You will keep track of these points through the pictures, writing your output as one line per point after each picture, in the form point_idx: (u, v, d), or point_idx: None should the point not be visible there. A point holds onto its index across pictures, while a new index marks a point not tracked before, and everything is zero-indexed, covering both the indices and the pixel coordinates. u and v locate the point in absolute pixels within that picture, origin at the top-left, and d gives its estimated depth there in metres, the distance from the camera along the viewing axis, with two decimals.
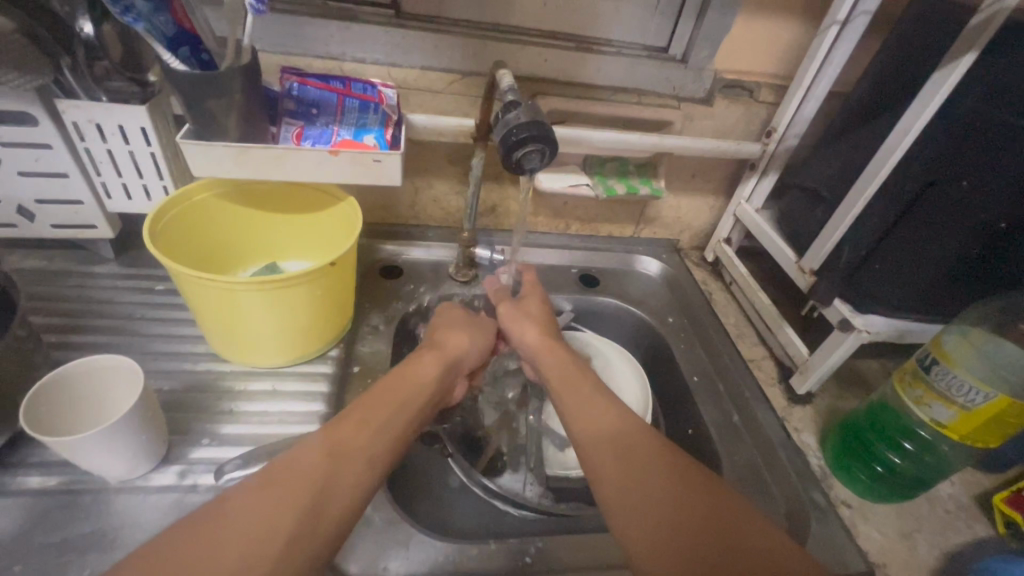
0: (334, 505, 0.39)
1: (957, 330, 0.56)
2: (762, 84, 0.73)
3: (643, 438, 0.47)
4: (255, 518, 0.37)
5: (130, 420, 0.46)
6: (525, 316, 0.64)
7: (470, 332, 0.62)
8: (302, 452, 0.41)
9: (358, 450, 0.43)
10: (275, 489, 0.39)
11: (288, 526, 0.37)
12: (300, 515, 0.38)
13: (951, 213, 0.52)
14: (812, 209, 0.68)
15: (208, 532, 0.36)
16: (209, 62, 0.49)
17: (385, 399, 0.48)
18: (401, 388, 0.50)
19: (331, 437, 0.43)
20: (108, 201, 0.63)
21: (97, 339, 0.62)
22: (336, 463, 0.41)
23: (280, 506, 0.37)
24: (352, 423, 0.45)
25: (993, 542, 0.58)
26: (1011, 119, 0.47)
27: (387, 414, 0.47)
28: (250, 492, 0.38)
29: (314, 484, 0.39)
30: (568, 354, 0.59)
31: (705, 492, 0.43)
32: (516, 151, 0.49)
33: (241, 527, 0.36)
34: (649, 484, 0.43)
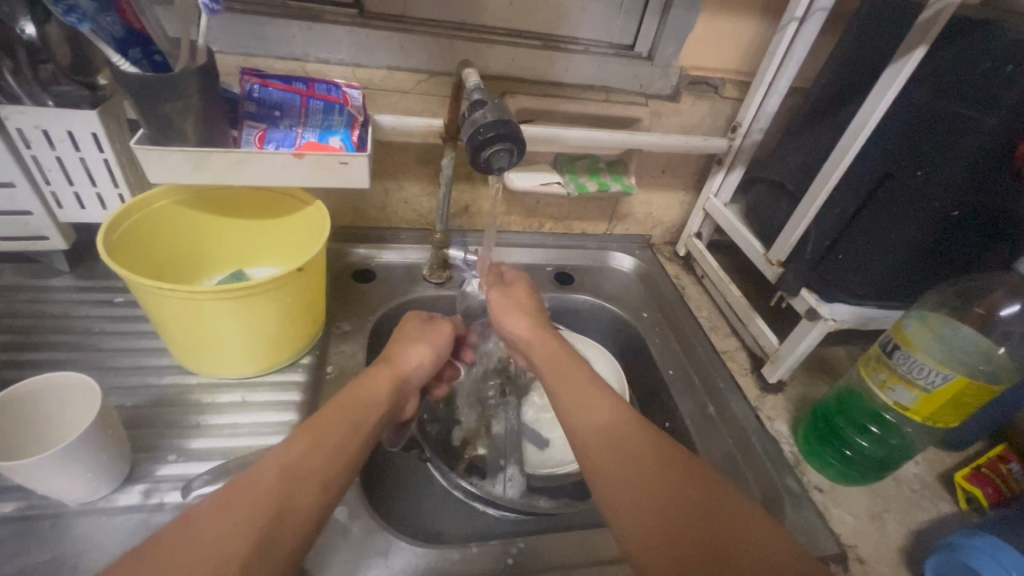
0: (292, 529, 0.38)
1: (917, 316, 0.58)
2: (726, 80, 0.75)
3: (630, 433, 0.47)
4: (204, 556, 0.34)
5: (88, 441, 0.44)
6: (513, 308, 0.63)
7: (430, 342, 0.60)
8: (256, 475, 0.40)
9: (313, 474, 0.41)
10: (225, 521, 0.36)
11: (245, 549, 0.35)
12: (256, 542, 0.36)
13: (909, 204, 0.53)
14: (777, 202, 0.69)
15: (163, 563, 0.34)
16: (162, 63, 0.47)
17: (344, 416, 0.47)
18: (363, 402, 0.49)
19: (284, 461, 0.41)
20: (59, 210, 0.60)
21: (52, 356, 0.59)
22: (294, 484, 0.40)
23: (233, 535, 0.36)
24: (308, 443, 0.43)
25: (955, 517, 0.61)
26: (959, 110, 0.48)
27: (344, 431, 0.46)
28: (199, 526, 0.36)
29: (268, 514, 0.37)
30: (550, 347, 0.59)
31: (686, 485, 0.42)
32: (484, 151, 0.49)
33: (190, 563, 0.34)
34: (624, 485, 0.43)
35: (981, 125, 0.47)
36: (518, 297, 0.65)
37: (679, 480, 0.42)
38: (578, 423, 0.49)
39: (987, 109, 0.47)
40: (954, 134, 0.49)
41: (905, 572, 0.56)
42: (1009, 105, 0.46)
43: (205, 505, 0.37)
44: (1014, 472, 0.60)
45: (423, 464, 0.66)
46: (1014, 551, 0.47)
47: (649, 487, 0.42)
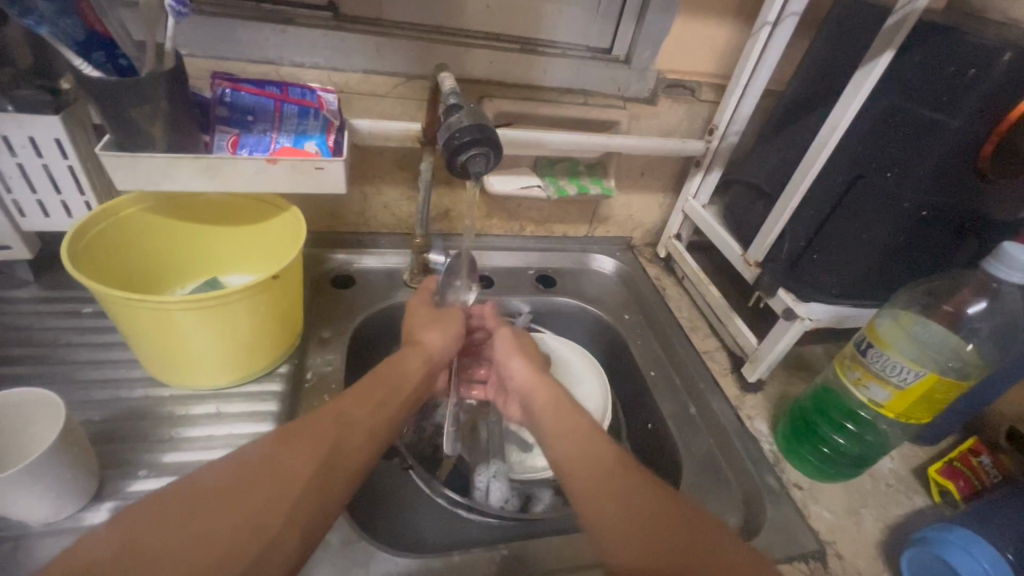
0: (348, 467, 0.41)
1: (891, 314, 0.59)
2: (702, 83, 0.75)
3: (613, 464, 0.45)
4: (269, 479, 0.38)
5: (50, 459, 0.43)
6: (516, 350, 0.61)
7: (449, 328, 0.60)
8: (316, 417, 0.43)
9: (362, 424, 0.44)
10: (290, 450, 0.40)
11: (307, 475, 0.39)
12: (316, 471, 0.39)
13: (880, 204, 0.55)
14: (753, 204, 0.70)
15: (235, 481, 0.37)
16: (128, 67, 0.45)
17: (386, 380, 0.50)
18: (403, 368, 0.53)
19: (338, 410, 0.44)
20: (22, 219, 0.58)
21: (16, 370, 0.57)
22: (349, 428, 0.43)
23: (296, 463, 0.39)
24: (358, 397, 0.46)
25: (928, 510, 0.62)
26: (927, 113, 0.49)
27: (388, 391, 0.49)
28: (269, 452, 0.40)
29: (326, 449, 0.41)
30: (549, 392, 0.56)
31: (665, 524, 0.40)
32: (460, 155, 0.49)
33: (262, 483, 0.37)
34: (604, 511, 0.42)
35: (948, 127, 0.49)
36: (524, 342, 0.63)
37: (629, 486, 0.43)
38: (567, 416, 0.52)
39: (952, 111, 0.48)
40: (922, 136, 0.50)
41: (882, 566, 0.57)
42: (972, 107, 0.48)
43: (275, 435, 0.41)
44: (985, 465, 0.62)
45: (406, 471, 0.65)
46: (985, 542, 0.49)
47: (614, 481, 0.44)
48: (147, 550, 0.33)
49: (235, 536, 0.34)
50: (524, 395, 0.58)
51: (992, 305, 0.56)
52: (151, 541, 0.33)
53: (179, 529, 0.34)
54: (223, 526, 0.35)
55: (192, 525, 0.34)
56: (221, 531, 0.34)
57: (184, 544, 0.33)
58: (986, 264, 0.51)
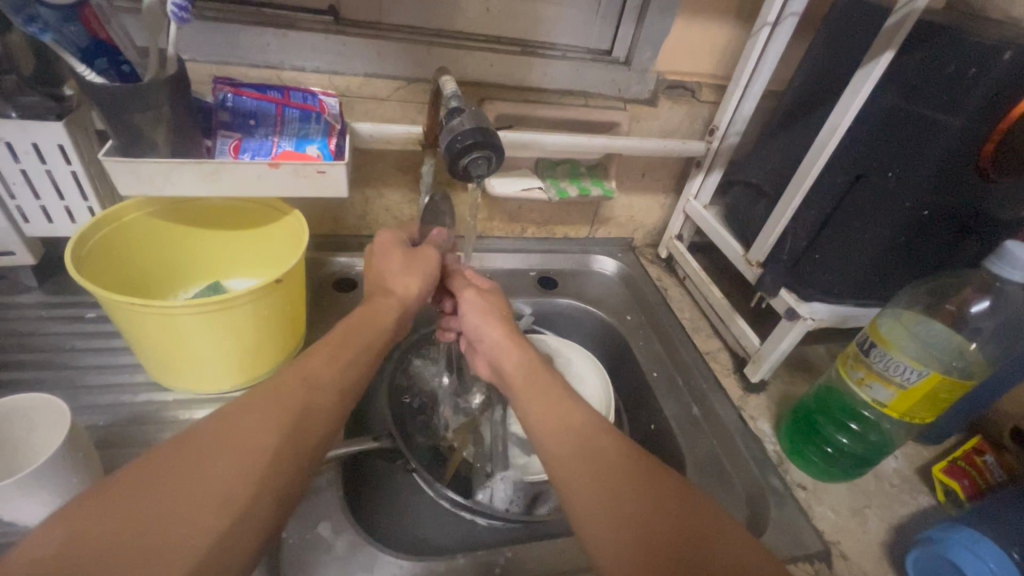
0: (315, 432, 0.40)
1: (891, 315, 0.59)
2: (703, 84, 0.75)
3: (597, 441, 0.44)
4: (232, 450, 0.35)
5: (56, 465, 0.43)
6: (490, 311, 0.60)
7: (423, 274, 0.58)
8: (279, 382, 0.41)
9: (329, 385, 0.43)
10: (254, 418, 0.38)
11: (275, 443, 0.37)
12: (284, 437, 0.37)
13: (881, 203, 0.55)
14: (755, 204, 0.70)
15: (194, 454, 0.35)
16: (130, 73, 0.46)
17: (352, 340, 0.48)
18: (369, 327, 0.51)
19: (301, 372, 0.42)
20: (26, 225, 0.59)
21: (21, 375, 0.57)
22: (315, 392, 0.41)
23: (263, 430, 0.37)
24: (324, 359, 0.45)
25: (933, 510, 0.62)
26: (928, 113, 0.49)
27: (354, 351, 0.47)
28: (228, 421, 0.37)
29: (292, 414, 0.39)
30: (524, 355, 0.56)
31: (640, 505, 0.39)
32: (462, 158, 0.49)
33: (226, 453, 0.35)
34: (592, 489, 0.41)
35: (950, 126, 0.49)
36: (493, 304, 0.62)
37: (636, 463, 0.42)
38: (552, 393, 0.50)
39: (952, 110, 0.48)
40: (923, 135, 0.50)
41: (887, 567, 0.56)
42: (972, 107, 0.47)
43: (231, 404, 0.38)
44: (989, 464, 0.61)
45: (409, 474, 0.64)
46: (992, 543, 0.48)
47: (602, 458, 0.43)
48: (96, 544, 0.30)
49: (200, 516, 0.32)
50: (495, 354, 0.58)
51: (994, 305, 0.55)
52: (99, 533, 0.30)
53: (132, 515, 0.31)
54: (183, 506, 0.32)
55: (147, 509, 0.32)
56: (181, 511, 0.32)
57: (140, 530, 0.31)
58: (987, 263, 0.51)
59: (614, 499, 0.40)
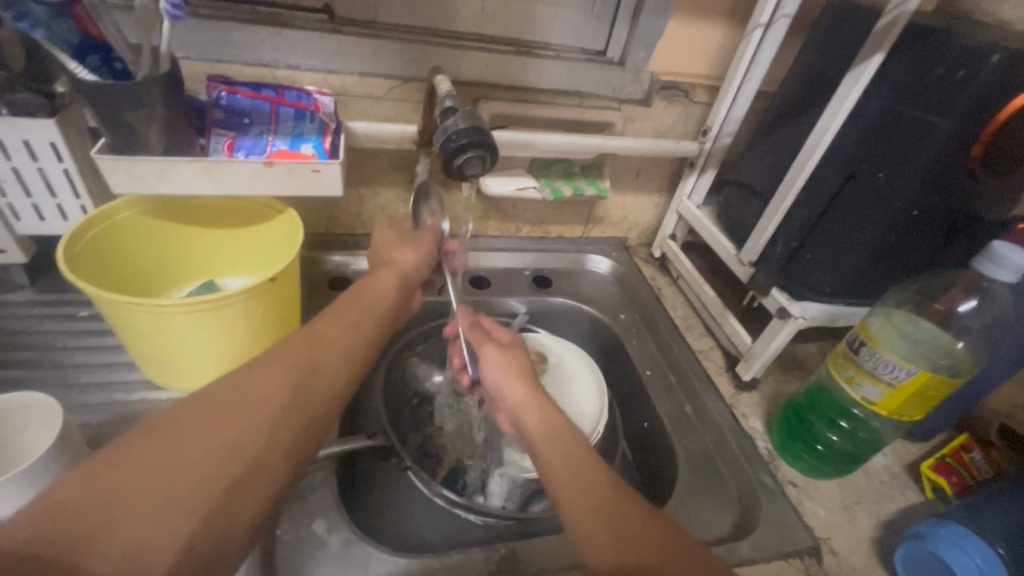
0: (322, 389, 0.42)
1: (882, 313, 0.60)
2: (696, 84, 0.76)
3: (578, 448, 0.46)
4: (246, 403, 0.37)
5: (50, 463, 0.43)
6: (507, 365, 0.56)
7: (418, 247, 0.61)
8: (288, 344, 0.43)
9: (334, 345, 0.45)
10: (264, 374, 0.40)
11: (283, 396, 0.39)
12: (292, 392, 0.40)
13: (871, 204, 0.55)
14: (747, 204, 0.71)
15: (209, 405, 0.36)
16: (123, 70, 0.45)
17: (356, 308, 0.50)
18: (373, 295, 0.53)
19: (308, 335, 0.45)
20: (17, 223, 0.58)
21: (12, 373, 0.57)
22: (321, 352, 0.44)
23: (273, 385, 0.39)
24: (329, 324, 0.47)
25: (921, 506, 0.63)
26: (919, 115, 0.50)
27: (358, 318, 0.50)
28: (240, 377, 0.39)
29: (301, 372, 0.41)
30: (545, 416, 0.50)
31: (628, 515, 0.40)
32: (456, 158, 0.49)
33: (238, 403, 0.37)
34: (578, 495, 0.42)
35: (940, 127, 0.49)
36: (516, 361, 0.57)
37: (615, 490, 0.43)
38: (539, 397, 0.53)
39: (942, 113, 0.49)
40: (913, 137, 0.51)
41: (876, 563, 0.57)
42: (962, 110, 0.48)
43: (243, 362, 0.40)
44: (976, 461, 0.62)
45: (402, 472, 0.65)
46: (977, 538, 0.49)
47: (587, 460, 0.45)
48: (117, 483, 0.31)
49: (216, 462, 0.34)
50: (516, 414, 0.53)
51: (981, 305, 0.56)
52: (122, 473, 0.31)
53: (149, 461, 0.32)
54: (200, 453, 0.34)
55: (165, 451, 0.33)
56: (198, 457, 0.33)
57: (159, 474, 0.32)
58: (977, 264, 0.51)
59: (607, 519, 0.40)
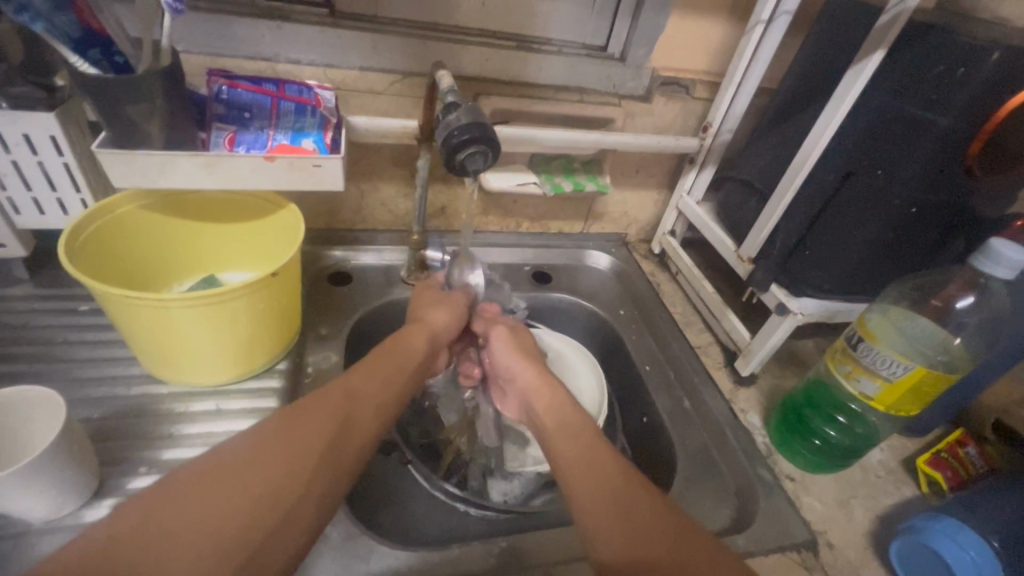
0: (356, 440, 0.43)
1: (880, 309, 0.60)
2: (697, 81, 0.76)
3: (601, 458, 0.46)
4: (285, 452, 0.38)
5: (52, 456, 0.43)
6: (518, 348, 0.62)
7: (452, 309, 0.63)
8: (326, 394, 0.44)
9: (371, 398, 0.46)
10: (304, 423, 0.41)
11: (321, 446, 0.40)
12: (329, 443, 0.41)
13: (870, 201, 0.56)
14: (747, 201, 0.71)
15: (251, 454, 0.38)
16: (124, 65, 0.45)
17: (388, 358, 0.52)
18: (404, 346, 0.54)
19: (345, 385, 0.46)
20: (17, 217, 0.58)
21: (14, 367, 0.57)
22: (357, 403, 0.45)
23: (311, 435, 0.40)
24: (364, 374, 0.48)
25: (916, 499, 0.64)
26: (918, 113, 0.50)
27: (391, 368, 0.51)
28: (280, 427, 0.40)
29: (339, 420, 0.42)
30: (554, 394, 0.55)
31: (646, 524, 0.40)
32: (458, 154, 0.49)
33: (278, 454, 0.38)
34: (600, 512, 0.42)
35: (939, 125, 0.49)
36: (521, 341, 0.64)
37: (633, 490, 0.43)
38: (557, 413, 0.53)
39: (942, 111, 0.49)
40: (912, 134, 0.51)
41: (872, 556, 0.58)
42: (961, 107, 0.48)
43: (284, 412, 0.42)
44: (971, 457, 0.63)
45: (404, 467, 0.66)
46: (971, 530, 0.50)
47: (610, 474, 0.44)
48: (162, 526, 0.32)
49: (254, 504, 0.35)
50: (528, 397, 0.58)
51: (978, 301, 0.57)
52: (167, 516, 0.33)
53: (194, 506, 0.34)
54: (240, 500, 0.35)
55: (208, 497, 0.34)
56: (237, 505, 0.34)
57: (201, 520, 0.33)
58: (973, 261, 0.52)
59: (631, 536, 0.39)
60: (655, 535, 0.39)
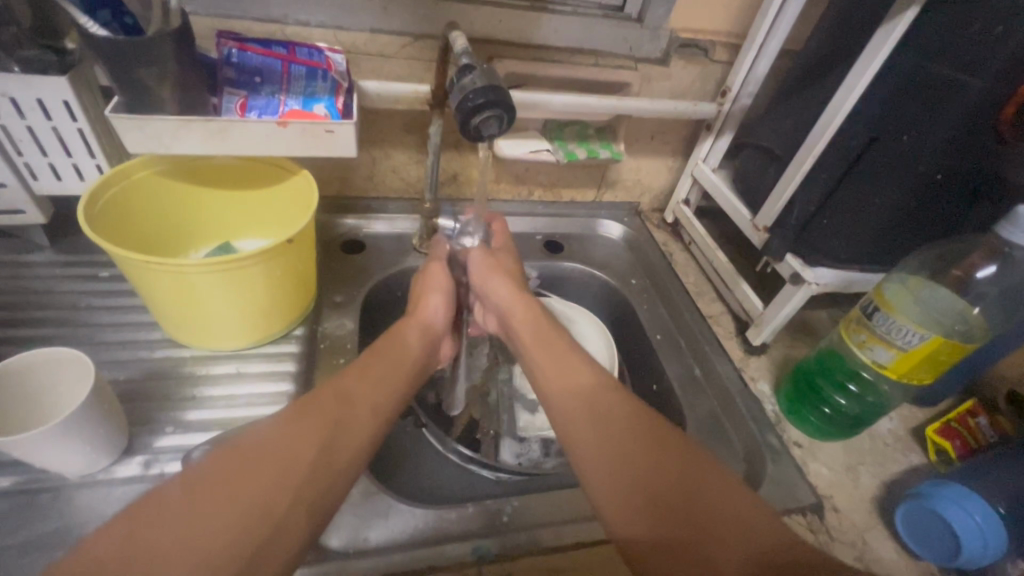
0: (349, 443, 0.42)
1: (898, 279, 0.60)
2: (717, 42, 0.73)
3: (617, 416, 0.45)
4: (272, 467, 0.38)
5: (85, 414, 0.45)
6: (499, 270, 0.63)
7: (442, 289, 0.61)
8: (315, 401, 0.43)
9: (363, 402, 0.45)
10: (292, 434, 0.40)
11: (310, 457, 0.39)
12: (319, 451, 0.40)
13: (892, 167, 0.54)
14: (764, 168, 0.70)
15: (240, 469, 0.37)
16: (133, 26, 0.45)
17: (383, 358, 0.51)
18: (398, 346, 0.53)
19: (337, 388, 0.45)
20: (35, 182, 0.58)
21: (41, 331, 0.59)
22: (348, 404, 0.44)
23: (300, 444, 0.39)
24: (356, 374, 0.47)
25: (923, 467, 0.65)
26: (951, 74, 0.48)
27: (384, 366, 0.50)
28: (268, 438, 0.40)
29: (329, 427, 0.41)
30: (533, 317, 0.58)
31: (666, 500, 0.39)
32: (473, 118, 0.48)
33: (266, 467, 0.38)
34: (619, 494, 0.40)
35: (972, 87, 0.48)
36: (502, 261, 0.65)
37: (661, 454, 0.41)
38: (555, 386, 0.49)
39: (975, 71, 0.47)
40: (943, 97, 0.49)
41: (877, 520, 0.59)
42: (996, 67, 0.46)
43: (273, 423, 0.41)
44: (981, 426, 0.63)
45: (419, 430, 0.68)
46: (977, 496, 0.51)
47: (628, 447, 0.42)
48: (151, 545, 0.32)
49: (243, 520, 0.35)
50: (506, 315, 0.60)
51: (1000, 270, 0.56)
52: (157, 536, 0.33)
53: (182, 529, 0.33)
54: (225, 519, 0.34)
55: (195, 514, 0.34)
56: (225, 526, 0.34)
57: (189, 540, 0.33)
58: (999, 229, 0.51)
59: (654, 515, 0.38)
60: (676, 517, 0.38)
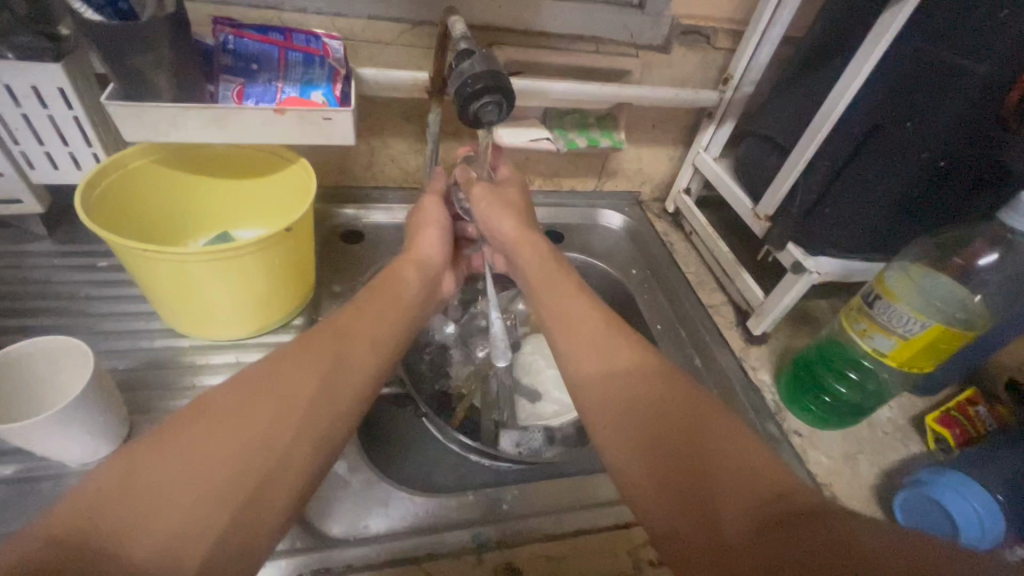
0: (348, 380, 0.42)
1: (899, 267, 0.60)
2: (719, 29, 0.73)
3: (619, 362, 0.45)
4: (272, 401, 0.38)
5: (85, 402, 0.45)
6: (498, 201, 0.63)
7: (438, 224, 0.62)
8: (313, 339, 0.43)
9: (361, 342, 0.45)
10: (290, 370, 0.40)
11: (310, 391, 0.39)
12: (319, 388, 0.40)
13: (894, 154, 0.53)
14: (766, 156, 0.69)
15: (239, 402, 0.37)
16: (129, 11, 0.43)
17: (382, 300, 0.51)
18: (396, 288, 0.53)
19: (335, 326, 0.45)
20: (31, 171, 0.58)
21: (41, 321, 0.58)
22: (348, 343, 0.44)
23: (299, 381, 0.40)
24: (354, 315, 0.47)
25: (921, 455, 0.65)
26: (956, 62, 0.48)
27: (382, 307, 0.50)
28: (267, 373, 0.40)
29: (327, 364, 0.42)
30: (540, 253, 0.59)
31: (668, 443, 0.38)
32: (472, 104, 0.48)
33: (265, 402, 0.37)
34: (620, 437, 0.40)
35: (973, 73, 0.47)
36: (506, 196, 0.64)
37: (663, 395, 0.41)
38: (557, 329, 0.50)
39: (980, 57, 0.47)
40: (946, 83, 0.49)
41: (875, 507, 0.59)
42: (1000, 53, 0.46)
43: (272, 358, 0.41)
44: (981, 414, 0.63)
45: (420, 420, 0.67)
46: (975, 484, 0.51)
47: (631, 396, 0.42)
48: (149, 478, 0.32)
49: (243, 454, 0.35)
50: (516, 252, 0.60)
51: (1001, 257, 0.56)
52: (155, 468, 0.32)
53: (180, 460, 0.33)
54: (224, 452, 0.34)
55: (194, 447, 0.34)
56: (224, 457, 0.34)
57: (187, 473, 0.33)
58: (1001, 215, 0.50)
59: (655, 462, 0.38)
60: (680, 461, 0.37)
